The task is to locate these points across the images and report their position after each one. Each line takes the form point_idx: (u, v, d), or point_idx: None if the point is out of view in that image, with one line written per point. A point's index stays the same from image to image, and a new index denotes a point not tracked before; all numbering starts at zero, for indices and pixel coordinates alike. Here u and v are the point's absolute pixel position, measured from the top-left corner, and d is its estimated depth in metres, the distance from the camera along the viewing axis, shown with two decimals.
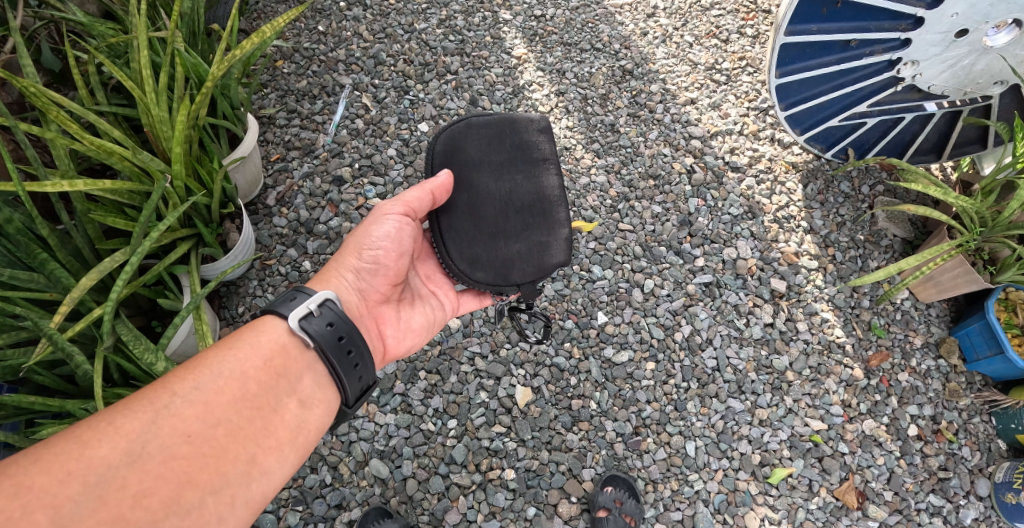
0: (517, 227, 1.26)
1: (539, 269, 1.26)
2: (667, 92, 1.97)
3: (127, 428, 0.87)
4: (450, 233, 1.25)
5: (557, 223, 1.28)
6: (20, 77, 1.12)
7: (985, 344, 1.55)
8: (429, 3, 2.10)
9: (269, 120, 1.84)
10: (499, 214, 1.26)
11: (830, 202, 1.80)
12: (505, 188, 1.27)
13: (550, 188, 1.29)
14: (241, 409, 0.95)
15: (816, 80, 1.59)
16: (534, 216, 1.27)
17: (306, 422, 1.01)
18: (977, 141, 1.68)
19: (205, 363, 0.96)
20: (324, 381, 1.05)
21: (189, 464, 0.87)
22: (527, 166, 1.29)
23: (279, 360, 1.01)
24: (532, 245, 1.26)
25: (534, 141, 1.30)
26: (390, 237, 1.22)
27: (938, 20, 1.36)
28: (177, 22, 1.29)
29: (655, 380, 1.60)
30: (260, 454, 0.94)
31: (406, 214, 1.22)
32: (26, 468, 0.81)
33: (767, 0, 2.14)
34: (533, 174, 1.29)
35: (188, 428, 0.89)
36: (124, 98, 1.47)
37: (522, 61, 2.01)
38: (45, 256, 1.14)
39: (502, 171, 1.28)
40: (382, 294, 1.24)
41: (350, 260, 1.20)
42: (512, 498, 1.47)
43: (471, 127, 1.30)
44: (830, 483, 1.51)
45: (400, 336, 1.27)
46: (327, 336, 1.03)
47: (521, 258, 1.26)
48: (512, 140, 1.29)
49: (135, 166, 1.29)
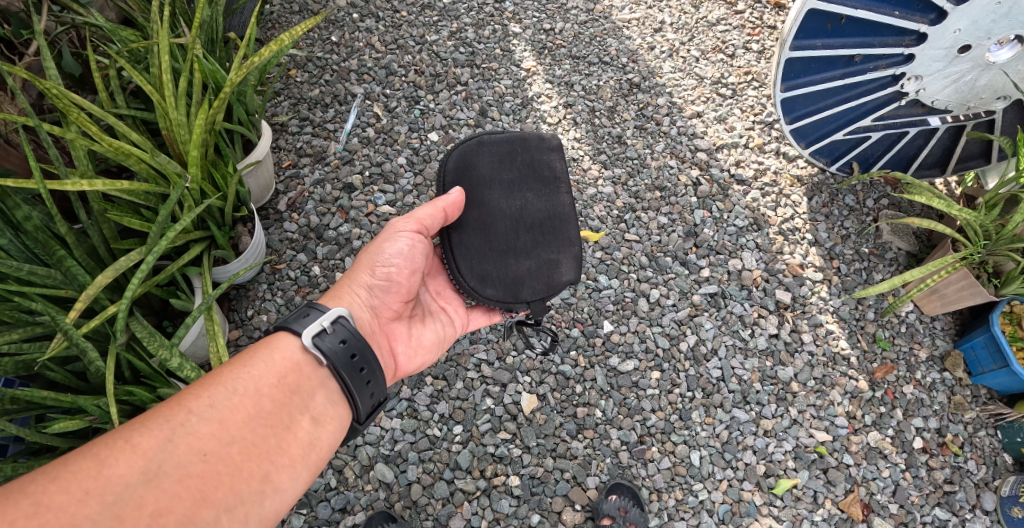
0: (527, 245, 1.28)
1: (549, 287, 1.29)
2: (673, 105, 2.00)
3: (144, 446, 0.87)
4: (460, 250, 1.26)
5: (567, 242, 1.30)
6: (44, 79, 1.15)
7: (990, 358, 1.55)
8: (441, 16, 2.14)
9: (282, 127, 1.87)
10: (509, 231, 1.28)
11: (835, 215, 1.82)
12: (516, 206, 1.28)
13: (561, 206, 1.31)
14: (256, 427, 0.96)
15: (823, 94, 1.61)
16: (544, 234, 1.29)
17: (318, 439, 1.02)
18: (981, 155, 1.70)
19: (220, 381, 0.97)
20: (336, 398, 1.06)
21: (205, 482, 0.88)
22: (539, 185, 1.30)
23: (292, 378, 1.02)
24: (542, 263, 1.28)
25: (546, 160, 1.32)
26: (403, 254, 1.23)
27: (942, 36, 1.39)
28: (197, 29, 1.33)
29: (661, 389, 1.60)
30: (274, 472, 0.95)
31: (418, 231, 1.24)
32: (43, 486, 0.81)
33: (772, 17, 2.17)
34: (544, 193, 1.30)
35: (203, 446, 0.90)
36: (142, 103, 1.50)
37: (531, 73, 2.04)
38: (62, 253, 1.16)
39: (513, 189, 1.29)
40: (394, 311, 1.26)
41: (363, 277, 1.22)
42: (517, 505, 1.47)
43: (483, 144, 1.30)
44: (836, 494, 1.50)
45: (411, 353, 1.28)
46: (340, 353, 1.04)
47: (531, 275, 1.28)
48: (524, 159, 1.30)
49: (152, 168, 1.32)
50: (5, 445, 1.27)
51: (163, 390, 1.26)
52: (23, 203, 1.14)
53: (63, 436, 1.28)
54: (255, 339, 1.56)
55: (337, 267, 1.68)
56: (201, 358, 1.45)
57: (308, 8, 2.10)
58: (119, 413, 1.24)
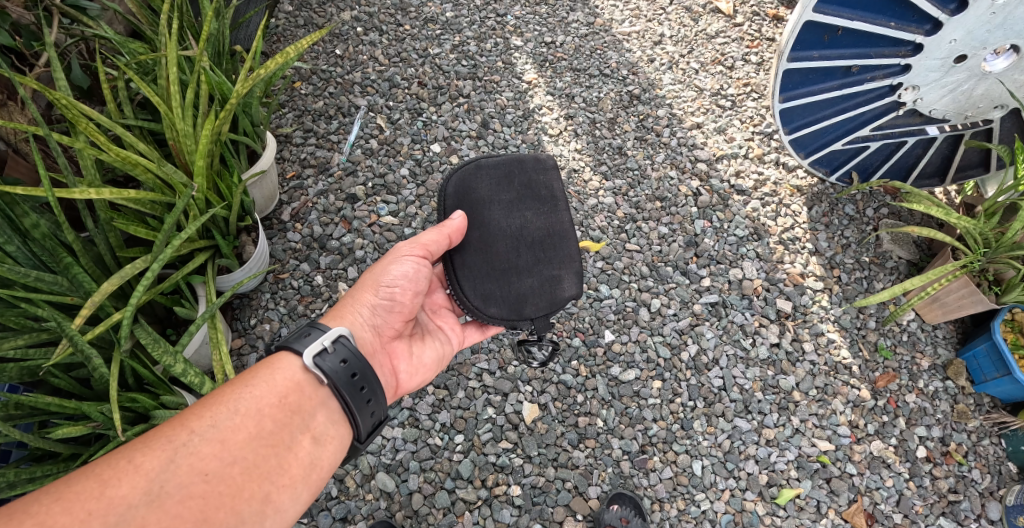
0: (528, 262, 1.28)
1: (552, 303, 1.26)
2: (673, 116, 2.02)
3: (147, 467, 0.88)
4: (463, 271, 1.28)
5: (568, 257, 1.28)
6: (54, 89, 1.17)
7: (992, 366, 1.56)
8: (443, 29, 2.17)
9: (286, 139, 1.90)
10: (510, 250, 1.28)
11: (835, 224, 1.83)
12: (516, 225, 1.29)
13: (560, 223, 1.30)
14: (257, 447, 0.96)
15: (821, 104, 1.62)
16: (545, 251, 1.28)
17: (318, 459, 1.02)
18: (980, 164, 1.70)
19: (222, 402, 0.97)
20: (337, 418, 1.06)
21: (206, 503, 0.88)
22: (537, 203, 1.31)
23: (294, 397, 1.02)
24: (543, 280, 1.27)
25: (543, 179, 1.33)
26: (406, 278, 1.24)
27: (938, 46, 1.41)
28: (205, 42, 1.35)
29: (662, 399, 1.60)
30: (275, 492, 0.95)
31: (423, 256, 1.25)
32: (48, 506, 0.82)
33: (771, 30, 2.20)
34: (543, 211, 1.30)
35: (205, 466, 0.90)
36: (149, 114, 1.55)
37: (532, 85, 2.07)
38: (69, 260, 1.18)
39: (512, 208, 1.30)
40: (395, 329, 1.26)
41: (367, 296, 1.23)
42: (518, 514, 1.47)
43: (481, 167, 1.34)
44: (839, 504, 1.49)
45: (413, 372, 1.28)
46: (341, 373, 1.04)
47: (533, 292, 1.26)
48: (521, 179, 1.32)
49: (158, 178, 1.34)
50: (7, 450, 1.28)
51: (166, 396, 1.27)
52: (31, 211, 1.16)
53: (66, 440, 1.28)
54: (257, 348, 1.57)
55: (339, 276, 1.69)
56: (204, 366, 1.46)
57: (313, 22, 2.13)
58: (123, 419, 1.25)
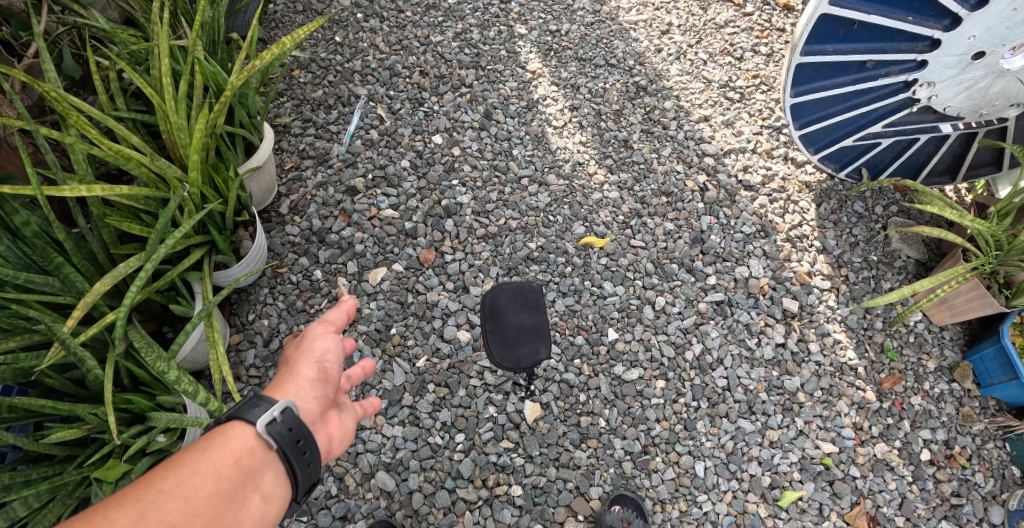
0: (527, 324, 1.28)
1: (533, 351, 1.26)
2: (680, 108, 1.98)
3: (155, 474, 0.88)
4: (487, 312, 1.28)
5: (542, 333, 1.28)
6: (44, 81, 1.14)
7: (999, 370, 1.54)
8: (445, 16, 2.11)
9: (284, 129, 1.85)
10: (518, 312, 1.29)
11: (844, 222, 1.80)
12: (517, 320, 1.28)
13: (541, 348, 1.27)
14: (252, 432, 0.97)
15: (833, 100, 1.58)
16: (536, 328, 1.28)
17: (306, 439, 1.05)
18: (992, 163, 1.67)
19: (175, 464, 0.89)
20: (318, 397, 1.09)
21: (219, 485, 0.90)
22: (529, 321, 1.28)
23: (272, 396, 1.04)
24: (534, 337, 1.27)
25: (536, 317, 1.29)
26: (334, 350, 1.14)
27: (956, 42, 1.37)
28: (198, 30, 1.31)
29: (666, 399, 1.58)
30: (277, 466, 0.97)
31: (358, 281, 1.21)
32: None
33: (782, 19, 2.15)
34: (533, 329, 1.28)
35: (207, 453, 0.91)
36: (143, 105, 1.50)
37: (536, 75, 2.02)
38: (60, 260, 1.15)
39: (518, 308, 1.29)
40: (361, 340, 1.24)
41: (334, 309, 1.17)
42: (518, 515, 1.44)
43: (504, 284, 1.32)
44: (841, 507, 1.48)
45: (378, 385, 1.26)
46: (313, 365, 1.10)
47: (524, 342, 1.26)
48: (528, 302, 1.30)
49: (152, 172, 1.30)
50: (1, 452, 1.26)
51: (161, 397, 1.26)
52: (21, 209, 1.15)
53: (65, 444, 1.27)
54: (255, 345, 1.55)
55: (339, 271, 1.66)
56: (200, 364, 1.44)
57: (311, 7, 2.08)
58: (118, 420, 1.24)
